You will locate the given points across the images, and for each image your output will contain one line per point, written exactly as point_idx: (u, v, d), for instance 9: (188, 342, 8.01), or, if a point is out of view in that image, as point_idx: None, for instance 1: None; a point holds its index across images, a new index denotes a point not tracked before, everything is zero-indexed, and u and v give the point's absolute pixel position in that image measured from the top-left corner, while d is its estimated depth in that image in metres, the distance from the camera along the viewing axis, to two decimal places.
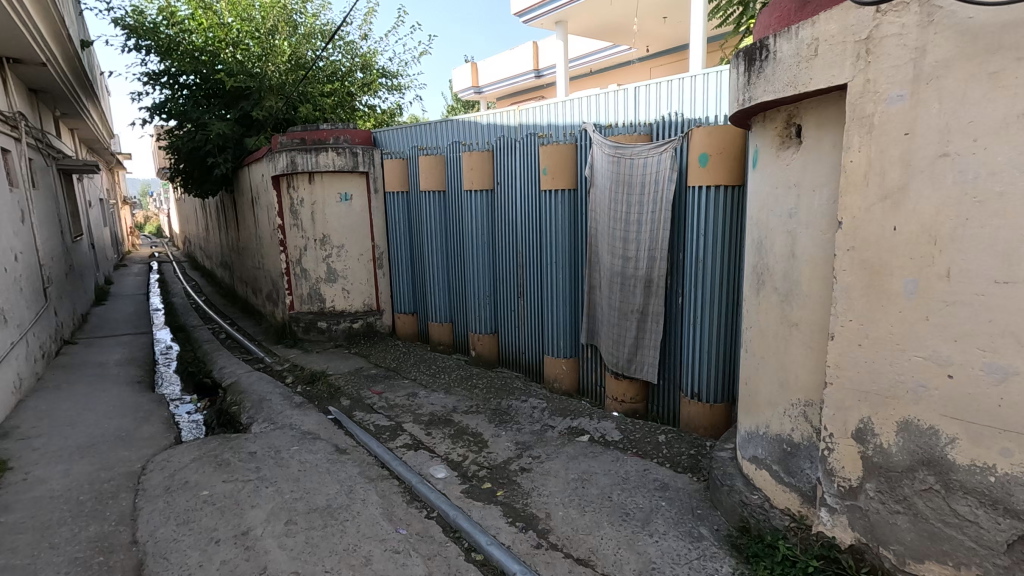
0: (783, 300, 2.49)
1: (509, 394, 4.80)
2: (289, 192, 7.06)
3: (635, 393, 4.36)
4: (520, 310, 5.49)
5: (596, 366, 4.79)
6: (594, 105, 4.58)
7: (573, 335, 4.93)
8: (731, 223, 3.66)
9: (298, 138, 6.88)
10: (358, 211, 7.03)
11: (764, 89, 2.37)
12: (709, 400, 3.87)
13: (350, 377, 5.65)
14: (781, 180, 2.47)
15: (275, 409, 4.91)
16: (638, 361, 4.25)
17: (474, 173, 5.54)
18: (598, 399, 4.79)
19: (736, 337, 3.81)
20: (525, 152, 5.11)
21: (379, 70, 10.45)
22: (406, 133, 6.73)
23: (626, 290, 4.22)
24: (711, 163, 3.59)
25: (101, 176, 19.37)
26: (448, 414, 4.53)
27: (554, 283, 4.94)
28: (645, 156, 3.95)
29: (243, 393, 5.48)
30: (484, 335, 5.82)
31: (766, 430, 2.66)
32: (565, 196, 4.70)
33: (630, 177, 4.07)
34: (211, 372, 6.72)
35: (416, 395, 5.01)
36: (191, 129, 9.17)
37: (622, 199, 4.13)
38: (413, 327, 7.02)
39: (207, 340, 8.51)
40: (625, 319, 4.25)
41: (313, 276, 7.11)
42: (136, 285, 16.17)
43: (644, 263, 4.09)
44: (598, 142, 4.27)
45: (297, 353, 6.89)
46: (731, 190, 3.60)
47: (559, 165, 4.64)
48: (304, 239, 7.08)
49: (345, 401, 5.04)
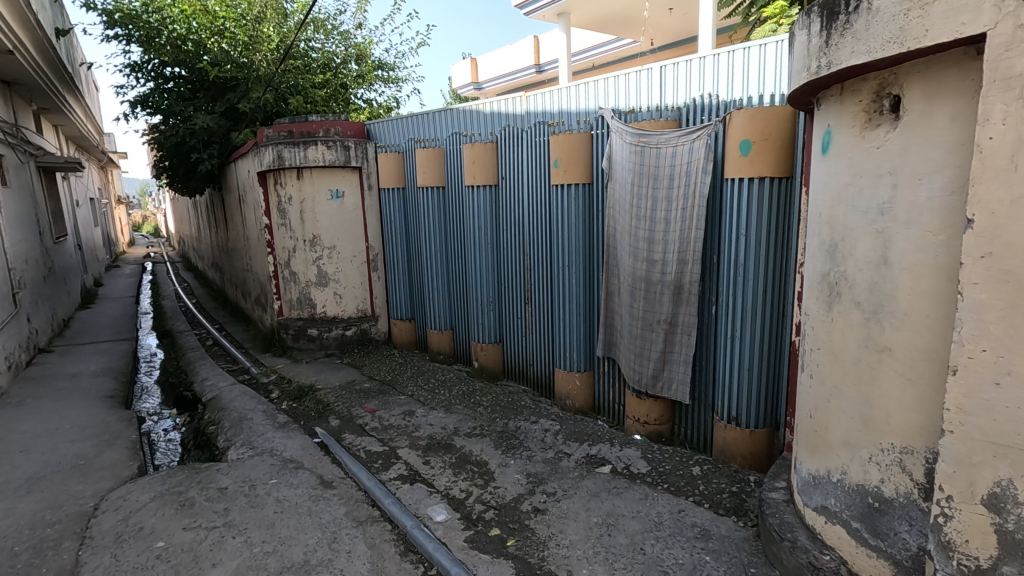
0: (869, 319, 1.98)
1: (516, 413, 4.30)
2: (276, 189, 6.56)
3: (660, 413, 3.87)
4: (528, 318, 4.99)
5: (614, 381, 4.29)
6: (610, 88, 4.02)
7: (588, 346, 4.43)
8: (777, 222, 3.16)
9: (286, 131, 6.38)
10: (350, 210, 6.51)
11: (853, 49, 1.86)
12: (748, 425, 3.37)
13: (342, 392, 5.15)
14: (865, 169, 1.96)
15: (255, 431, 4.40)
16: (666, 377, 3.75)
17: (475, 167, 5.01)
18: (616, 418, 4.30)
19: (781, 354, 3.31)
20: (533, 144, 4.61)
21: (375, 62, 9.95)
22: (399, 125, 6.15)
23: (652, 297, 3.71)
24: (754, 152, 3.08)
25: (93, 176, 18.91)
26: (449, 438, 4.03)
27: (567, 289, 4.44)
28: (673, 144, 3.45)
29: (223, 411, 4.98)
30: (488, 344, 5.30)
31: (841, 478, 2.16)
32: (579, 192, 4.19)
33: (656, 169, 3.56)
34: (192, 384, 6.22)
35: (413, 414, 4.50)
36: (176, 124, 8.67)
37: (646, 195, 3.63)
38: (411, 335, 6.50)
39: (192, 347, 8.01)
40: (650, 330, 3.75)
41: (303, 279, 6.61)
42: (128, 287, 15.71)
43: (672, 267, 3.59)
44: (619, 130, 3.75)
45: (285, 363, 6.39)
46: (777, 184, 3.10)
47: (572, 157, 4.12)
48: (293, 240, 6.57)
49: (335, 420, 4.55)
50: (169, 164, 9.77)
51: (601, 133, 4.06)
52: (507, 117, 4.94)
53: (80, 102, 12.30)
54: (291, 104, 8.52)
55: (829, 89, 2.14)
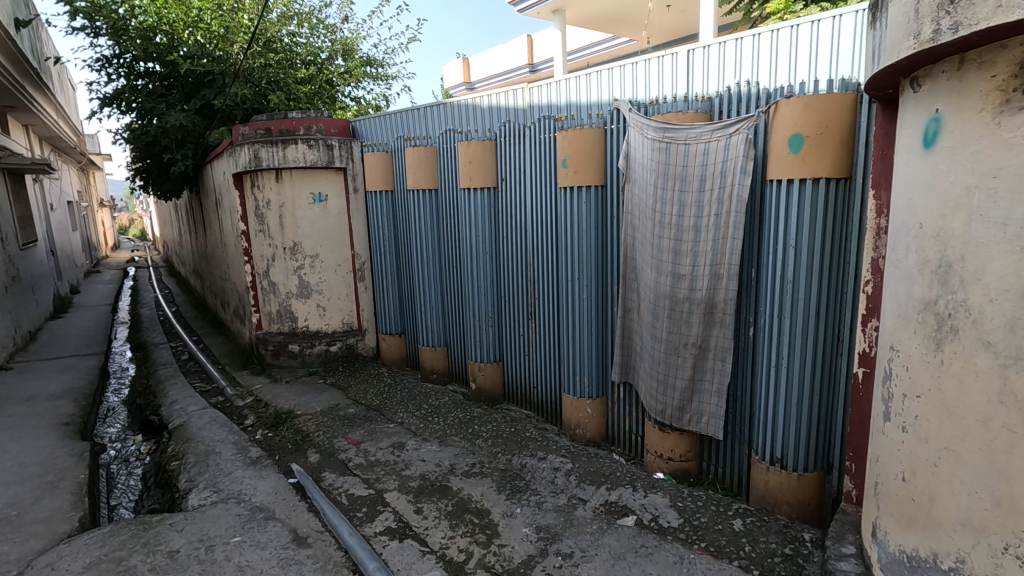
0: (1006, 366, 1.51)
1: (522, 446, 3.78)
2: (253, 192, 6.02)
3: (686, 449, 3.38)
4: (532, 336, 4.48)
5: (630, 409, 3.80)
6: (627, 76, 3.51)
7: (601, 369, 3.93)
8: (833, 232, 2.67)
9: (262, 128, 5.78)
10: (334, 215, 5.97)
11: (1000, 2, 1.38)
12: (796, 469, 2.87)
13: (323, 419, 4.62)
14: (999, 166, 1.49)
15: (221, 470, 3.85)
16: (694, 410, 3.27)
17: (472, 167, 4.50)
18: (634, 451, 3.81)
19: (837, 387, 2.81)
20: (537, 141, 4.11)
21: (363, 58, 9.45)
22: (386, 121, 5.60)
23: (678, 317, 3.21)
24: (807, 148, 2.59)
25: (70, 177, 18.17)
26: (444, 478, 3.52)
27: (576, 306, 3.92)
28: (705, 140, 2.97)
29: (189, 441, 4.43)
30: (487, 364, 4.78)
31: (956, 568, 1.68)
32: (591, 195, 3.68)
33: (684, 169, 3.07)
34: (160, 407, 5.64)
35: (403, 448, 3.98)
36: (146, 121, 8.06)
37: (671, 199, 3.14)
38: (401, 351, 5.97)
39: (165, 363, 7.41)
40: (675, 354, 3.26)
41: (283, 290, 6.07)
42: (105, 293, 15.01)
43: (703, 283, 3.09)
44: (639, 125, 3.26)
45: (264, 382, 5.84)
46: (835, 185, 2.61)
47: (583, 155, 3.62)
48: (272, 247, 6.03)
49: (314, 455, 4.01)
50: (142, 165, 9.14)
51: (616, 128, 3.56)
52: (506, 111, 4.42)
53: (50, 101, 11.62)
54: (271, 100, 7.95)
55: (941, 63, 1.67)
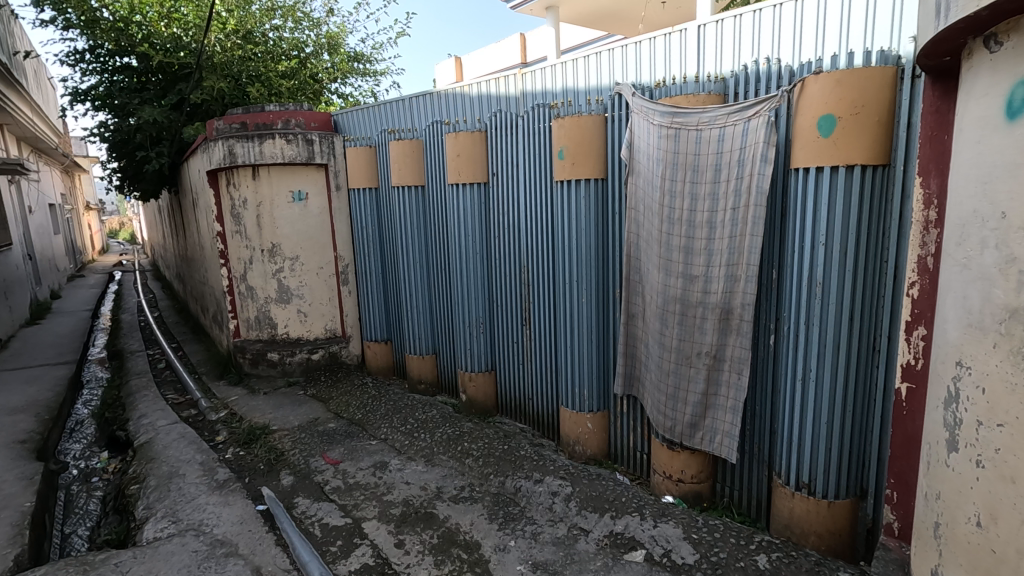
0: None
1: (516, 465, 3.44)
2: (229, 191, 5.65)
3: (697, 470, 3.05)
4: (526, 344, 4.13)
5: (635, 424, 3.47)
6: (630, 57, 3.17)
7: (602, 381, 3.59)
8: (868, 228, 2.33)
9: (238, 122, 5.42)
10: (314, 214, 5.61)
11: None
12: (826, 496, 2.54)
13: (300, 435, 4.26)
14: None
15: (183, 495, 3.48)
16: (708, 427, 2.93)
17: (460, 161, 4.16)
18: (639, 469, 3.48)
19: (872, 403, 2.47)
20: (530, 132, 3.77)
21: (349, 53, 9.08)
22: (370, 114, 5.24)
23: (690, 323, 2.89)
24: (839, 131, 2.26)
25: (53, 178, 17.68)
26: (430, 504, 3.18)
27: (574, 311, 3.58)
28: (719, 125, 2.64)
29: (152, 461, 4.06)
30: (478, 374, 4.42)
31: None
32: (590, 189, 3.34)
33: (695, 158, 2.75)
34: (127, 421, 5.24)
35: (385, 469, 3.63)
36: (118, 117, 7.66)
37: (681, 192, 2.81)
38: (387, 359, 5.60)
39: (139, 373, 7.01)
40: (687, 365, 2.93)
41: (261, 295, 5.71)
42: (87, 298, 14.52)
43: (718, 285, 2.77)
44: (644, 111, 2.93)
45: (240, 394, 5.47)
46: (872, 174, 2.28)
47: (582, 145, 3.28)
48: (249, 249, 5.67)
49: (288, 477, 3.65)
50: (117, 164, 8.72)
51: (618, 115, 3.22)
52: (497, 101, 4.07)
53: (26, 99, 11.18)
54: (251, 94, 7.56)
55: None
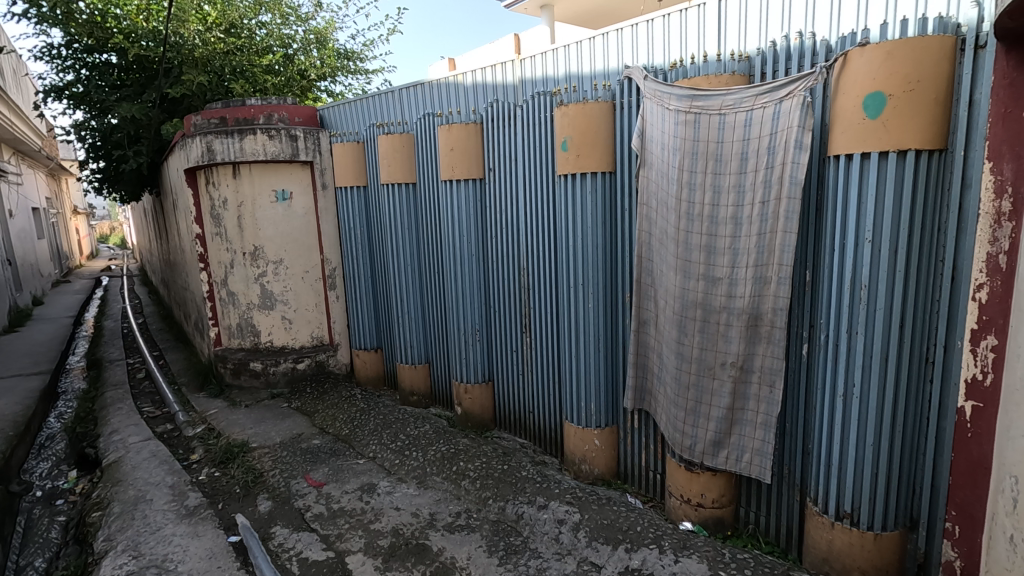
0: None
1: (518, 488, 3.12)
2: (208, 190, 5.32)
3: (719, 494, 2.75)
4: (527, 353, 3.82)
5: (647, 441, 3.16)
6: (641, 37, 2.86)
7: (611, 394, 3.28)
8: (925, 223, 2.03)
9: (217, 117, 5.09)
10: (299, 215, 5.28)
11: None
12: (872, 528, 2.24)
13: (282, 453, 3.93)
14: None
15: (148, 525, 3.13)
16: (733, 445, 2.64)
17: (454, 155, 3.84)
18: (652, 490, 3.17)
19: (925, 423, 2.17)
20: (530, 123, 3.46)
21: (339, 50, 8.76)
22: (358, 108, 4.92)
23: (712, 332, 2.59)
24: (889, 111, 1.96)
25: (37, 181, 17.25)
26: (422, 534, 2.88)
27: (579, 317, 3.26)
28: (747, 108, 2.34)
29: (117, 484, 3.70)
30: (475, 385, 4.10)
31: None
32: (597, 184, 3.04)
33: (718, 146, 2.45)
34: (98, 438, 4.88)
35: (373, 493, 3.31)
36: (94, 115, 7.32)
37: (702, 184, 2.52)
38: (377, 368, 5.27)
39: (115, 384, 6.63)
40: (710, 377, 2.64)
41: (244, 301, 5.38)
42: (70, 303, 14.07)
43: (744, 289, 2.48)
44: (659, 95, 2.63)
45: (221, 406, 5.12)
46: (928, 159, 1.98)
47: (587, 135, 2.98)
48: (230, 252, 5.34)
49: (266, 502, 3.32)
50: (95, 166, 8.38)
51: (627, 102, 2.92)
52: (493, 90, 3.77)
53: (6, 99, 10.80)
54: (234, 90, 7.22)
55: None
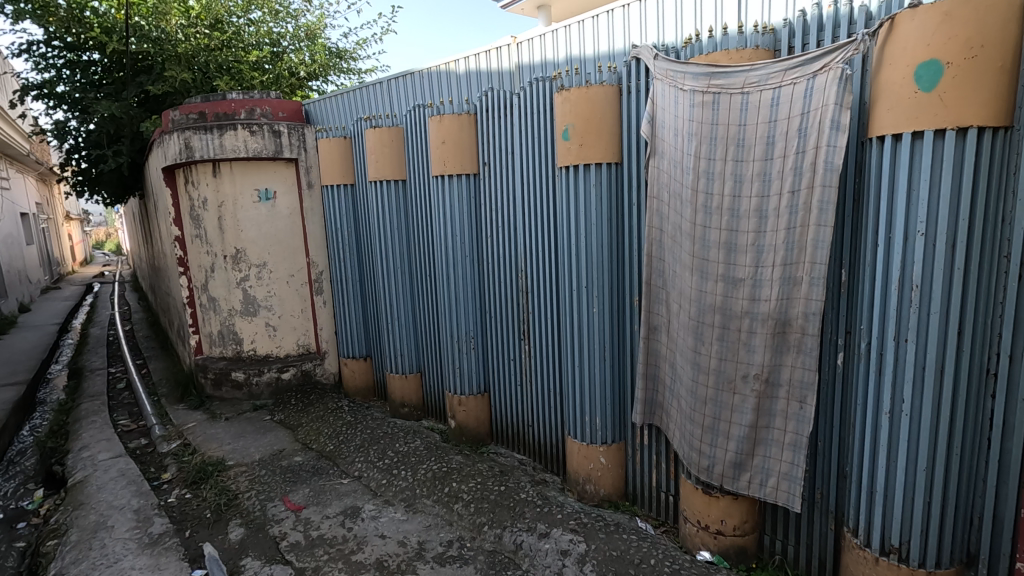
0: None
1: (518, 514, 2.81)
2: (187, 190, 5.03)
3: (741, 520, 2.46)
4: (525, 362, 3.53)
5: (658, 460, 2.87)
6: (650, 13, 2.59)
7: (617, 407, 2.99)
8: (988, 215, 1.75)
9: (195, 112, 4.79)
10: (284, 216, 4.99)
11: None
12: (925, 566, 1.95)
13: (259, 472, 3.62)
14: None
15: (105, 557, 2.81)
16: (757, 468, 2.35)
17: (446, 149, 3.55)
18: (663, 513, 2.88)
19: (986, 445, 1.89)
20: (528, 112, 3.18)
21: (330, 48, 8.52)
22: (346, 101, 4.65)
23: (733, 340, 2.31)
24: (947, 83, 1.67)
25: (27, 186, 16.94)
26: (409, 567, 2.60)
27: (582, 323, 2.97)
28: (773, 85, 2.07)
29: (79, 507, 3.39)
30: (469, 397, 3.80)
31: None
32: (601, 177, 2.76)
33: (739, 130, 2.17)
34: (67, 454, 4.56)
35: (357, 517, 3.01)
36: (72, 113, 7.06)
37: (721, 173, 2.23)
38: (367, 378, 4.97)
39: (93, 395, 6.30)
40: (730, 391, 2.34)
41: (225, 307, 5.08)
42: (58, 310, 13.72)
43: (770, 291, 2.19)
44: (671, 75, 2.35)
45: (199, 419, 4.81)
46: (991, 139, 1.70)
47: (590, 122, 2.70)
48: (211, 255, 5.04)
49: (238, 529, 3.01)
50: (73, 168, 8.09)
51: (635, 85, 2.64)
52: (489, 77, 3.49)
53: None
54: (219, 87, 6.95)
55: None
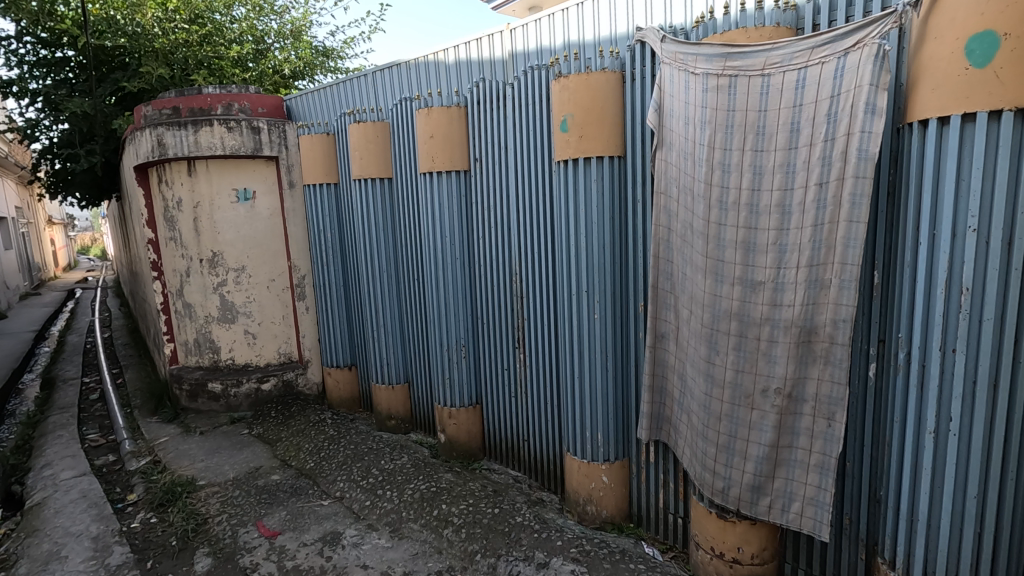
0: None
1: (513, 541, 2.56)
2: (161, 190, 4.76)
3: (760, 548, 2.24)
4: (520, 371, 3.28)
5: (665, 479, 2.64)
6: None
7: (620, 421, 2.75)
8: None
9: (168, 107, 4.55)
10: (263, 217, 4.72)
11: None
12: None
13: (232, 493, 3.34)
14: None
15: None
16: (778, 492, 2.12)
17: (434, 144, 3.31)
18: (671, 538, 2.65)
19: None
20: (522, 103, 2.94)
21: (316, 46, 8.31)
22: (329, 96, 4.41)
23: (752, 351, 2.08)
24: (1004, 58, 1.46)
25: (6, 190, 16.46)
26: None
27: (583, 331, 2.73)
28: (797, 65, 1.85)
29: (31, 535, 3.09)
30: (460, 409, 3.55)
31: None
32: (603, 171, 2.53)
33: (758, 117, 1.95)
34: (27, 472, 4.24)
35: (337, 544, 2.76)
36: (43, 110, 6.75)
37: (738, 164, 2.01)
38: (351, 388, 4.70)
39: (64, 407, 5.96)
40: (748, 406, 2.12)
41: (201, 314, 4.80)
42: (35, 317, 13.24)
43: (793, 295, 1.97)
44: (682, 58, 2.13)
45: (172, 433, 4.52)
46: None
47: (591, 111, 2.47)
48: (186, 258, 4.76)
49: (206, 560, 2.74)
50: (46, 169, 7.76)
51: (640, 72, 2.43)
52: (480, 67, 3.26)
53: None
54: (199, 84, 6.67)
55: None
